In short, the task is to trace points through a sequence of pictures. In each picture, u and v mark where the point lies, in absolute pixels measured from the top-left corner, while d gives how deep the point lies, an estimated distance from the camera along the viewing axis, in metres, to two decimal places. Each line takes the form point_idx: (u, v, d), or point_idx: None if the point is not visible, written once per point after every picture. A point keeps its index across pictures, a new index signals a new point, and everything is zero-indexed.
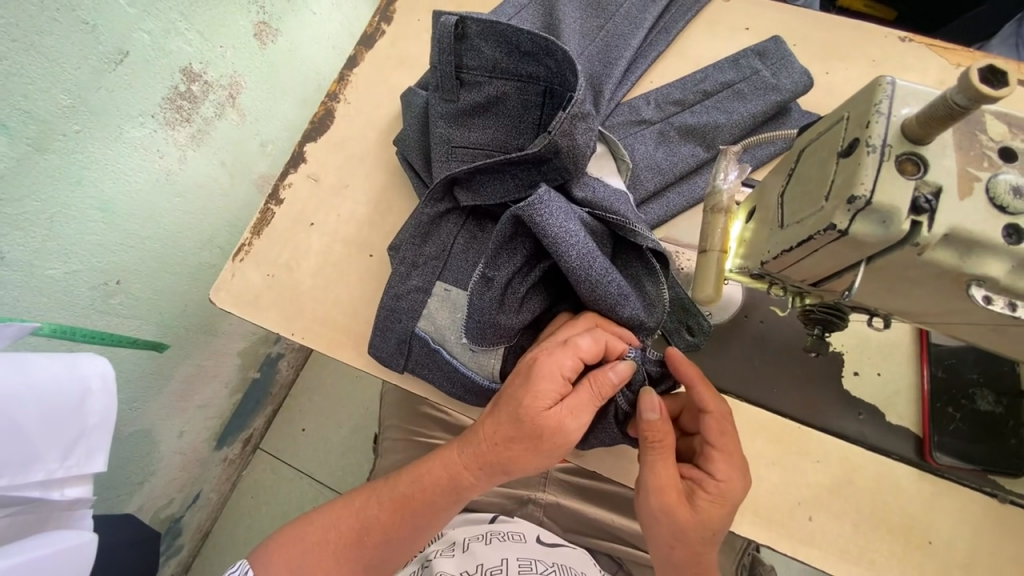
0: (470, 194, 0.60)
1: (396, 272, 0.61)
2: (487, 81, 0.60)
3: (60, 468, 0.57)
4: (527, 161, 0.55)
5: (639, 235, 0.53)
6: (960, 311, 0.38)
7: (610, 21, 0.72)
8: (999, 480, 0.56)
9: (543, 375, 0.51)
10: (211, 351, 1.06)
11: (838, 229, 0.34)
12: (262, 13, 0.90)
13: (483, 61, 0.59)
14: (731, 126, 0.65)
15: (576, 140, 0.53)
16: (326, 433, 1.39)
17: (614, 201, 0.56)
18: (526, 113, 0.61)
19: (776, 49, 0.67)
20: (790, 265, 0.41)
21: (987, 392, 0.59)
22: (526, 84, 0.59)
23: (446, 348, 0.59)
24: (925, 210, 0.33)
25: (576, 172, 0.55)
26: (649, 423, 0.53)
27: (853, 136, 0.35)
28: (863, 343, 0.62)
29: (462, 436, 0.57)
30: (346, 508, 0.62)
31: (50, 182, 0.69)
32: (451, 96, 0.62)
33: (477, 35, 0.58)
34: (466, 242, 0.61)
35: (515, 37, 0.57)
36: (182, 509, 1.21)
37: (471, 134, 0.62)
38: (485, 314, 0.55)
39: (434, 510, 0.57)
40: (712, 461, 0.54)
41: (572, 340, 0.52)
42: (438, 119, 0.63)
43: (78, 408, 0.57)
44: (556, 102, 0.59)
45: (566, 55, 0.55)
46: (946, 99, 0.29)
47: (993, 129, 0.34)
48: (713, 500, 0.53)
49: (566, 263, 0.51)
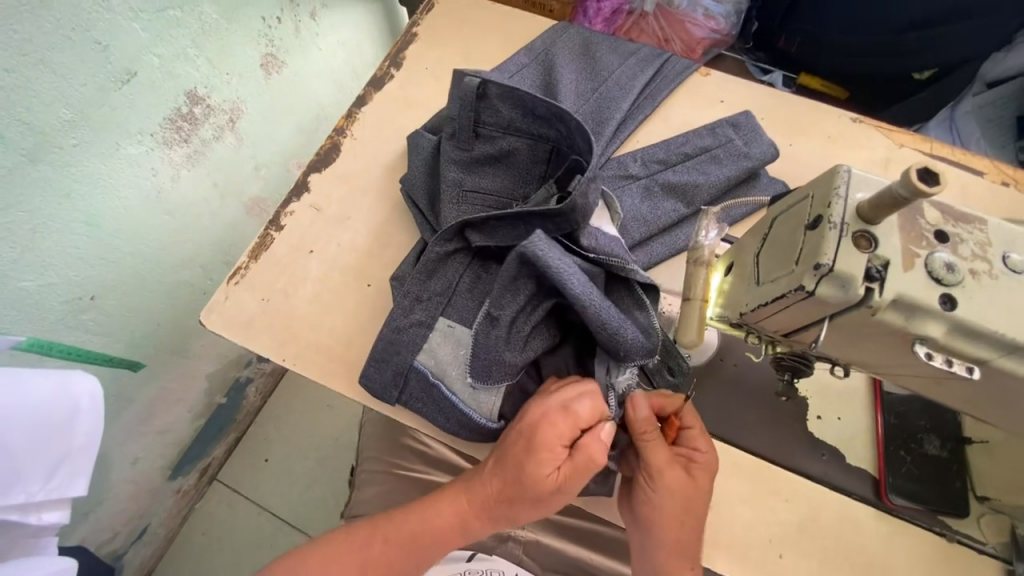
0: (481, 235, 0.63)
1: (399, 305, 0.63)
2: (501, 136, 0.65)
3: (40, 491, 0.55)
4: (546, 215, 0.59)
5: (631, 271, 0.58)
6: (905, 364, 0.43)
7: (604, 85, 0.80)
8: (947, 521, 0.61)
9: (543, 445, 0.53)
10: (180, 372, 1.03)
11: (806, 290, 0.40)
12: (270, 47, 0.95)
13: (500, 119, 0.65)
14: (708, 186, 0.72)
15: (588, 199, 0.58)
16: (293, 464, 1.34)
17: (614, 244, 0.61)
18: (534, 166, 0.66)
19: (747, 123, 0.76)
20: (765, 318, 0.46)
21: (933, 438, 0.65)
22: (537, 142, 0.65)
23: (446, 383, 0.61)
24: (876, 278, 0.39)
25: (583, 224, 0.59)
26: (639, 420, 0.57)
27: (818, 212, 0.40)
28: (826, 390, 0.67)
29: (468, 484, 0.59)
30: (351, 537, 0.61)
31: (40, 194, 0.69)
32: (466, 146, 0.67)
33: (497, 97, 0.63)
34: (472, 281, 0.64)
35: (532, 102, 0.62)
36: (127, 544, 1.13)
37: (481, 181, 0.67)
38: (491, 350, 0.58)
39: (439, 548, 0.60)
40: (694, 438, 0.59)
41: (576, 410, 0.54)
42: (451, 164, 0.67)
43: (66, 428, 0.57)
44: (563, 160, 0.65)
45: (577, 124, 0.59)
46: (891, 190, 0.35)
47: (929, 214, 0.41)
48: (704, 468, 0.57)
49: (575, 300, 0.54)
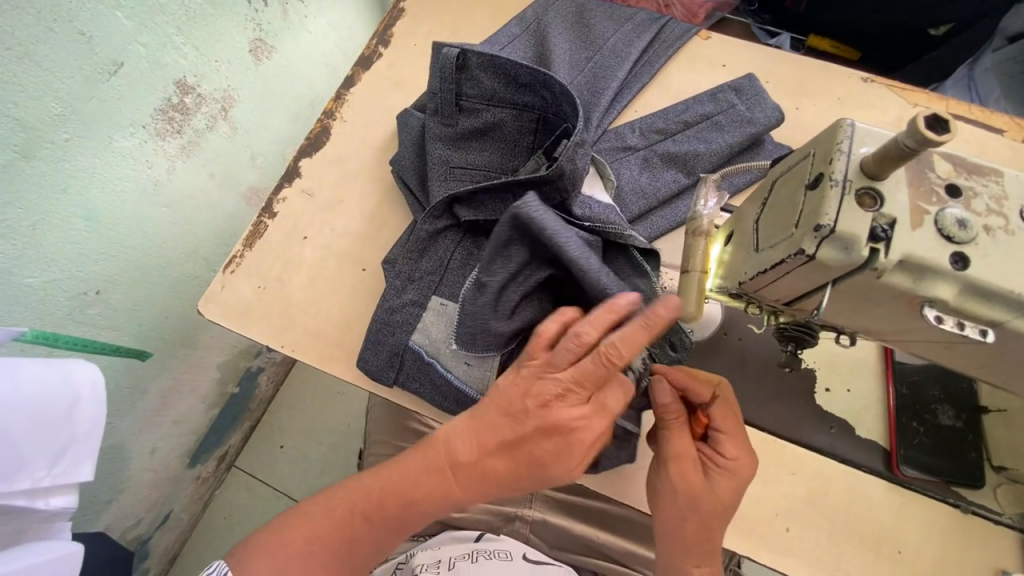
0: (469, 210, 0.62)
1: (392, 286, 0.63)
2: (485, 108, 0.63)
3: (46, 477, 0.57)
4: (531, 183, 0.57)
5: (628, 237, 0.56)
6: (914, 329, 0.41)
7: (599, 53, 0.77)
8: (961, 491, 0.60)
9: (577, 446, 0.52)
10: (190, 365, 1.04)
11: (806, 254, 0.38)
12: (258, 31, 0.92)
13: (482, 90, 0.63)
14: (710, 155, 0.69)
15: (576, 164, 0.56)
16: (306, 451, 1.36)
17: (610, 215, 0.59)
18: (521, 137, 0.64)
19: (750, 86, 0.73)
20: (765, 286, 0.44)
21: (947, 407, 0.63)
22: (523, 111, 0.63)
23: (440, 360, 0.60)
24: (882, 238, 0.36)
25: (574, 192, 0.57)
26: (661, 406, 0.56)
27: (818, 170, 0.38)
28: (834, 361, 0.65)
29: (461, 470, 0.56)
30: (336, 500, 0.61)
31: (36, 189, 0.68)
32: (449, 121, 0.64)
33: (478, 66, 0.61)
34: (463, 258, 0.63)
35: (513, 69, 0.60)
36: (151, 530, 1.17)
37: (469, 156, 0.65)
38: (479, 324, 0.57)
39: (420, 521, 0.59)
40: (722, 442, 0.56)
41: (605, 402, 0.52)
42: (435, 141, 0.65)
43: (68, 415, 0.58)
44: (551, 129, 0.63)
45: (562, 90, 0.58)
46: (898, 141, 0.33)
47: (941, 168, 0.38)
48: (722, 473, 0.55)
49: (590, 281, 0.50)
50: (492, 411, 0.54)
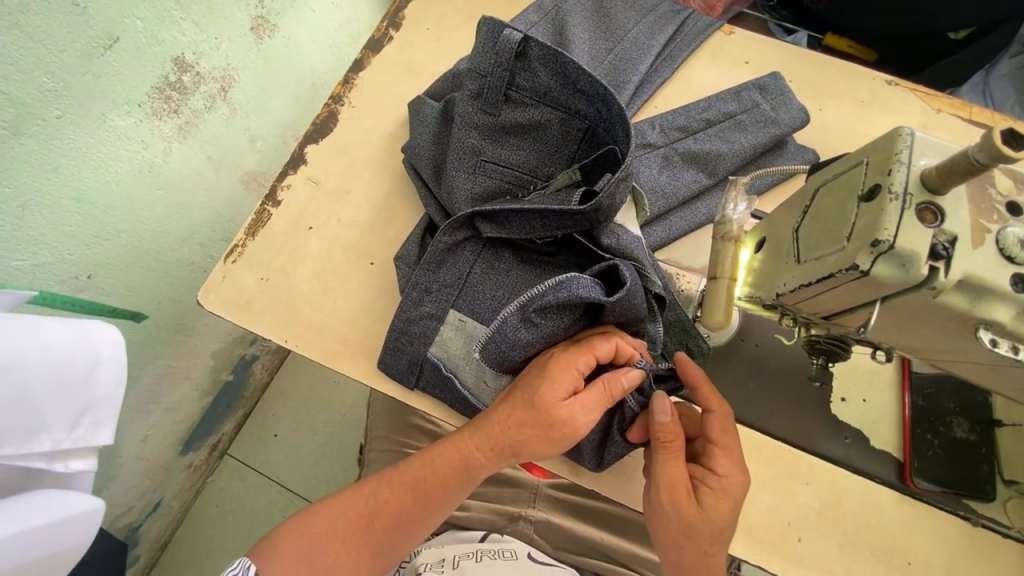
0: (492, 226, 0.59)
1: (408, 297, 0.60)
2: (534, 105, 0.59)
3: (66, 439, 0.55)
4: (564, 211, 0.54)
5: (649, 279, 0.56)
6: (960, 348, 0.40)
7: (620, 45, 0.74)
8: (972, 504, 0.59)
9: (574, 417, 0.52)
10: (184, 352, 1.01)
11: (860, 270, 0.36)
12: (261, 7, 0.88)
13: (536, 85, 0.58)
14: (732, 155, 0.67)
15: (615, 199, 0.53)
16: (301, 441, 1.34)
17: (636, 248, 0.57)
18: (564, 144, 0.60)
19: (775, 85, 0.71)
20: (806, 299, 0.43)
21: (962, 420, 0.62)
22: (571, 118, 0.58)
23: (459, 376, 0.59)
24: (942, 256, 0.35)
25: (605, 222, 0.55)
26: (662, 426, 0.53)
27: (874, 181, 0.37)
28: (852, 370, 0.64)
29: (466, 451, 0.56)
30: (351, 500, 0.60)
31: (24, 169, 0.65)
32: (493, 110, 0.60)
33: (537, 58, 0.56)
34: (484, 270, 0.61)
35: (575, 73, 0.55)
36: (142, 518, 1.14)
37: (504, 152, 0.61)
38: (505, 339, 0.54)
39: (435, 516, 0.59)
40: (714, 459, 0.54)
41: (609, 384, 0.52)
42: (469, 128, 0.61)
43: (88, 375, 0.56)
44: (595, 143, 0.59)
45: (620, 111, 0.53)
46: (967, 154, 0.31)
47: (1000, 183, 0.37)
48: (715, 495, 0.54)
49: (569, 276, 0.52)
50: (517, 412, 0.54)
